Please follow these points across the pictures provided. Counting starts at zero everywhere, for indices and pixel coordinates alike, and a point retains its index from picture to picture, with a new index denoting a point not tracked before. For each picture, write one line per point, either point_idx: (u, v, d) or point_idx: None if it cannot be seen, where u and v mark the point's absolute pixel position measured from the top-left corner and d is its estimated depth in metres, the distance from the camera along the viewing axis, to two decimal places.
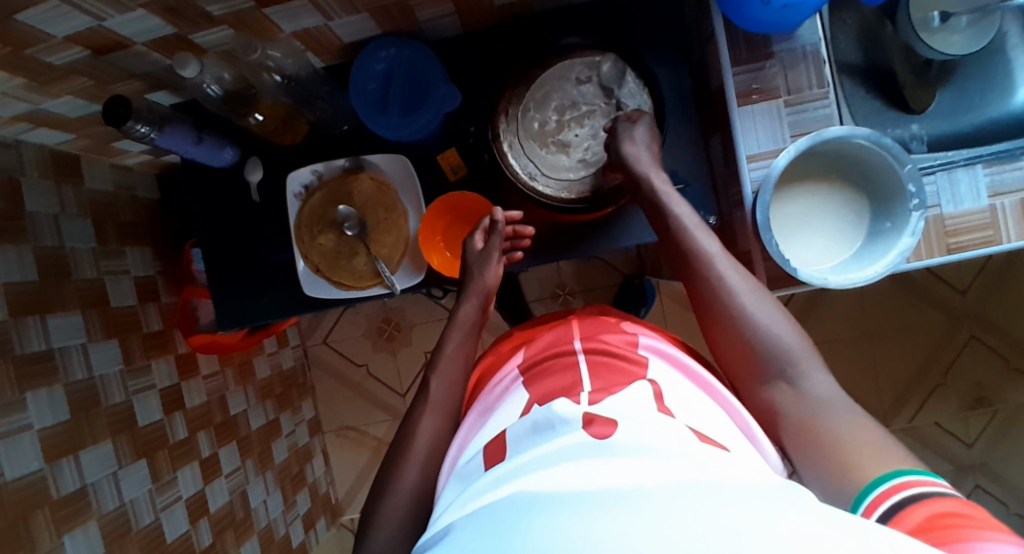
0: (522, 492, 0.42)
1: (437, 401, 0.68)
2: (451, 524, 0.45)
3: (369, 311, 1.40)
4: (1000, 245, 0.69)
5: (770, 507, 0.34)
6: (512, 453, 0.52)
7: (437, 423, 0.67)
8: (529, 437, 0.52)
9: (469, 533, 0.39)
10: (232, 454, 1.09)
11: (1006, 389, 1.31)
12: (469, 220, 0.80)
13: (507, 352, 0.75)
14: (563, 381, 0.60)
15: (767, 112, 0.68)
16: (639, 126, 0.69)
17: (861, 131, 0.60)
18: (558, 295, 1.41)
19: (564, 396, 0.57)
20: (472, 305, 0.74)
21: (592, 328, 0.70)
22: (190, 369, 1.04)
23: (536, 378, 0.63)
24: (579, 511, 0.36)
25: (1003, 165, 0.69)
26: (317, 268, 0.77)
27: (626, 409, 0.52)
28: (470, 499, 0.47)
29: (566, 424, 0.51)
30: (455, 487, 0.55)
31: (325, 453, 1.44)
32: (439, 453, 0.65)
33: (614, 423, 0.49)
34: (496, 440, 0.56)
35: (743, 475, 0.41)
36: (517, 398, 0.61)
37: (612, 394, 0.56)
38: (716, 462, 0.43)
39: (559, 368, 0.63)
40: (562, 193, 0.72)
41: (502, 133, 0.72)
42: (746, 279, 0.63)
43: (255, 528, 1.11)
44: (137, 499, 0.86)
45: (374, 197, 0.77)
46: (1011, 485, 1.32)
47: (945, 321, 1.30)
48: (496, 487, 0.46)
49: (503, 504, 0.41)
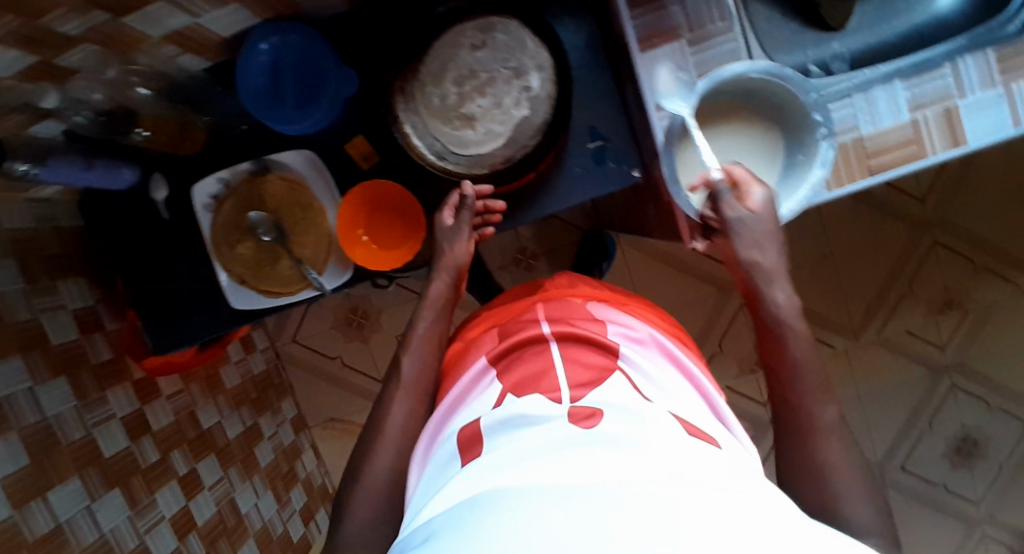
0: (506, 486, 0.39)
1: (408, 387, 0.68)
2: (434, 520, 0.41)
3: (334, 304, 1.41)
4: (926, 159, 0.67)
5: (730, 499, 0.34)
6: (490, 441, 0.49)
7: (406, 408, 0.67)
8: (500, 429, 0.50)
9: (461, 531, 0.35)
10: (213, 465, 1.09)
11: (974, 290, 1.31)
12: (393, 210, 0.75)
13: (477, 336, 0.72)
14: (531, 369, 0.58)
15: (672, 54, 0.67)
16: (754, 208, 0.62)
17: (755, 65, 0.59)
18: (520, 261, 1.40)
19: (540, 391, 0.53)
20: (441, 283, 0.73)
21: (564, 312, 0.68)
22: (151, 392, 1.03)
23: (504, 368, 0.61)
24: (576, 503, 0.34)
25: (921, 77, 0.67)
26: (242, 280, 0.74)
27: (611, 399, 0.51)
28: (453, 491, 0.43)
29: (545, 416, 0.48)
30: (434, 475, 0.53)
31: (315, 448, 1.45)
32: (404, 443, 0.65)
33: (595, 416, 0.47)
34: (468, 431, 0.53)
35: (713, 460, 0.42)
36: (492, 387, 0.59)
37: (593, 388, 0.53)
38: (687, 450, 0.42)
39: (529, 355, 0.60)
40: (474, 169, 0.71)
41: (402, 114, 0.69)
42: (835, 441, 0.56)
43: (252, 532, 1.13)
44: (118, 526, 0.87)
45: (287, 197, 0.74)
46: (987, 381, 1.34)
47: (907, 231, 1.29)
48: (462, 482, 0.43)
49: (466, 506, 0.39)
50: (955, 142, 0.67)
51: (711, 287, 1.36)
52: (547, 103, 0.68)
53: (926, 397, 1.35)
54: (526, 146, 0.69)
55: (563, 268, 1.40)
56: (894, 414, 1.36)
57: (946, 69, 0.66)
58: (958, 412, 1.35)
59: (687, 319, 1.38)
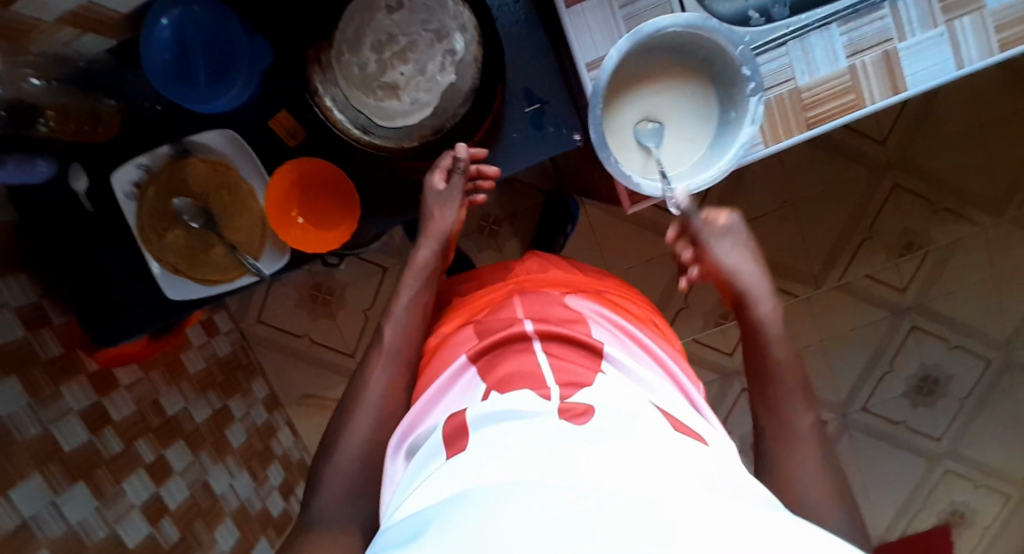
0: (500, 484, 0.37)
1: (390, 355, 0.67)
2: (426, 512, 0.38)
3: (297, 281, 1.39)
4: (863, 109, 0.66)
5: (714, 499, 0.34)
6: (476, 435, 0.47)
7: (388, 375, 0.66)
8: (487, 422, 0.48)
9: (457, 529, 0.34)
10: (181, 451, 1.09)
11: (933, 232, 1.32)
12: (325, 186, 0.72)
13: (450, 332, 0.69)
14: (515, 368, 0.55)
15: (599, 9, 0.64)
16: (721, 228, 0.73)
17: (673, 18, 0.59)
18: (484, 227, 1.38)
19: (529, 387, 0.51)
20: (428, 250, 0.73)
21: (546, 306, 0.65)
22: (108, 384, 1.01)
23: (486, 365, 0.58)
24: (574, 508, 0.33)
25: (861, 19, 0.64)
26: (175, 269, 0.73)
27: (602, 398, 0.49)
28: (442, 484, 0.41)
29: (534, 412, 0.47)
30: (421, 464, 0.51)
31: (291, 425, 1.46)
32: (385, 410, 0.64)
33: (587, 413, 0.45)
34: (455, 422, 0.51)
35: (698, 456, 0.41)
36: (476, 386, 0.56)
37: (583, 388, 0.51)
38: (677, 448, 0.41)
39: (514, 352, 0.58)
40: (403, 141, 0.69)
41: (322, 87, 0.67)
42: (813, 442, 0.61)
43: (228, 511, 1.15)
44: (86, 517, 0.86)
45: (212, 180, 0.72)
46: (946, 320, 1.37)
47: (867, 176, 1.29)
48: (445, 477, 0.42)
49: (451, 504, 0.37)
50: (893, 88, 0.65)
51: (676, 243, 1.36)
52: (472, 67, 0.67)
53: (887, 339, 1.38)
54: (454, 114, 0.69)
55: (527, 232, 1.39)
56: (855, 357, 1.39)
57: (885, 10, 0.64)
58: (920, 351, 1.38)
59: (653, 276, 1.38)
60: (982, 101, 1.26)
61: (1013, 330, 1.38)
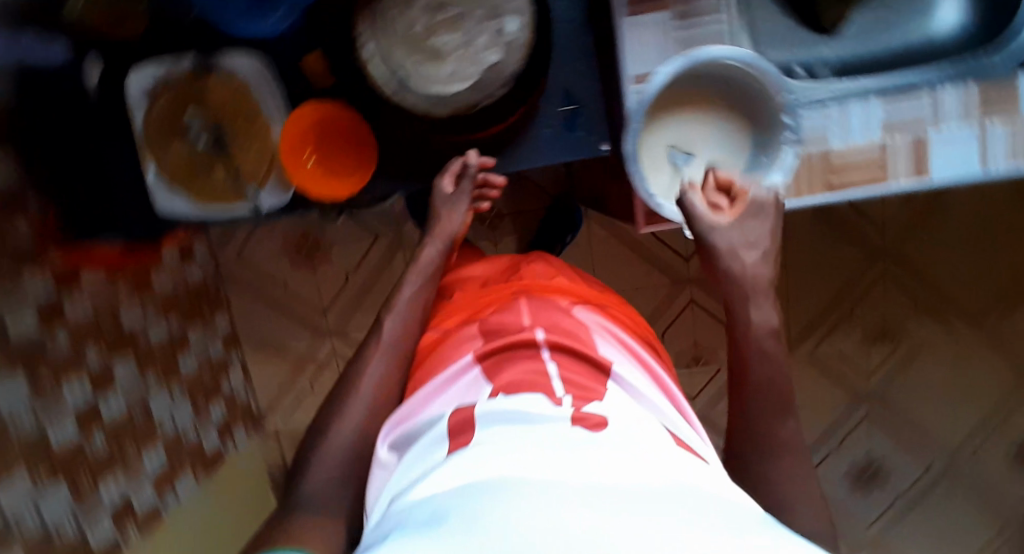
0: (513, 479, 0.38)
1: (385, 350, 0.70)
2: (439, 502, 0.39)
3: (286, 227, 1.36)
4: (885, 185, 0.66)
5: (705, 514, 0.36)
6: (478, 435, 0.47)
7: (381, 368, 0.68)
8: (499, 422, 0.48)
9: (470, 519, 0.35)
10: (129, 366, 1.06)
11: (909, 327, 1.35)
12: (342, 136, 0.70)
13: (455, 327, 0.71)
14: (519, 376, 0.55)
15: (655, 26, 0.64)
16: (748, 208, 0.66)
17: (726, 52, 0.61)
18: (484, 218, 1.37)
19: (543, 392, 0.52)
20: (434, 248, 0.82)
21: (553, 314, 0.67)
22: (71, 281, 0.96)
23: (491, 367, 0.59)
24: (588, 501, 0.35)
25: (901, 98, 0.66)
26: (170, 182, 0.70)
27: (609, 408, 0.50)
28: (451, 476, 0.42)
29: (542, 416, 0.47)
30: (421, 454, 0.52)
31: (245, 367, 1.43)
32: (376, 406, 0.65)
33: (603, 425, 0.46)
34: (461, 415, 0.52)
35: (702, 473, 0.43)
36: (478, 387, 0.56)
37: (592, 402, 0.51)
38: (677, 462, 0.44)
39: (521, 358, 0.59)
40: (435, 109, 0.65)
41: (363, 35, 0.63)
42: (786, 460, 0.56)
43: (163, 436, 1.11)
44: (17, 409, 0.83)
45: (230, 102, 0.70)
46: (902, 413, 1.40)
47: (861, 258, 1.32)
48: (462, 461, 0.43)
49: (473, 492, 0.38)
50: (920, 170, 0.66)
51: (666, 277, 1.37)
52: (519, 50, 0.63)
53: (842, 418, 1.40)
54: (492, 95, 0.64)
55: (525, 232, 1.38)
56: (808, 428, 1.41)
57: (925, 95, 0.66)
58: (870, 437, 1.41)
59: (637, 304, 1.39)
60: (990, 215, 1.29)
61: (962, 440, 1.41)
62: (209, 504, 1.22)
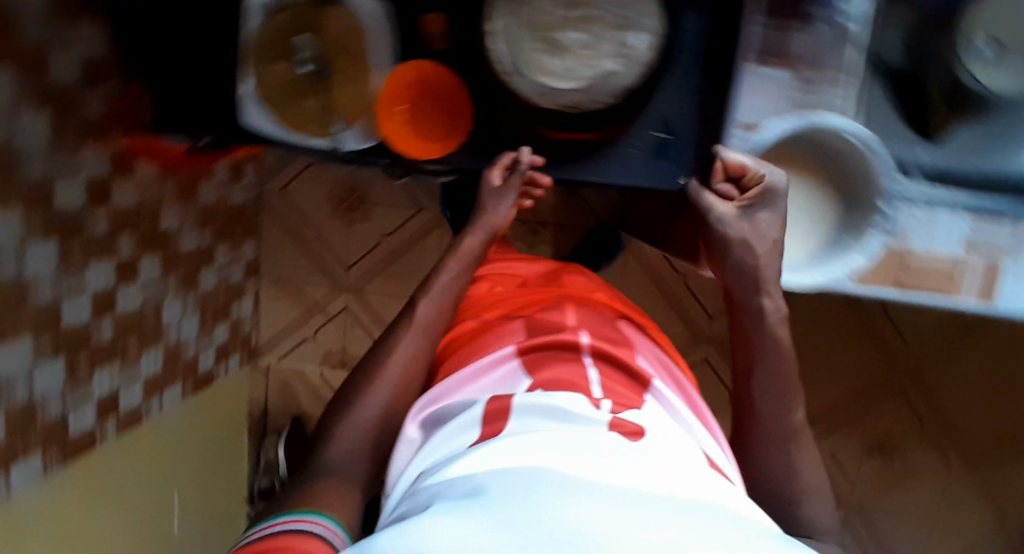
0: (544, 469, 0.41)
1: (419, 326, 0.72)
2: (473, 485, 0.41)
3: (336, 177, 1.36)
4: (951, 298, 0.69)
5: (736, 534, 0.37)
6: (514, 428, 0.49)
7: (414, 345, 0.70)
8: (538, 417, 0.50)
9: (507, 503, 0.37)
10: (154, 266, 1.06)
11: (907, 445, 1.35)
12: (439, 100, 0.71)
13: (494, 319, 0.73)
14: (557, 375, 0.57)
15: (777, 80, 0.69)
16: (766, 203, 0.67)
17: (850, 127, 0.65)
18: (527, 221, 1.38)
19: (579, 393, 0.54)
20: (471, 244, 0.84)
21: (598, 325, 0.69)
22: (126, 167, 0.96)
23: (532, 362, 0.61)
24: (614, 501, 0.37)
25: (985, 220, 0.69)
26: (265, 100, 0.70)
27: (645, 420, 0.52)
28: (482, 458, 0.45)
29: (580, 417, 0.49)
30: (454, 434, 0.53)
31: (256, 297, 1.43)
32: (403, 383, 0.67)
33: (639, 434, 0.49)
34: (498, 403, 0.54)
35: (730, 493, 0.45)
36: (516, 381, 0.58)
37: (630, 408, 0.54)
38: (697, 475, 0.46)
39: (562, 360, 0.61)
40: (538, 101, 0.64)
41: (494, 9, 0.61)
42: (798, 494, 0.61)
43: (163, 342, 1.11)
44: (41, 276, 0.83)
45: (343, 39, 0.70)
46: (877, 528, 1.38)
47: (879, 365, 1.32)
48: (502, 447, 0.45)
49: (509, 476, 0.40)
50: (986, 294, 0.69)
51: (684, 328, 1.37)
52: (637, 68, 0.63)
53: None
54: (598, 103, 0.64)
55: (562, 246, 1.39)
56: None
57: (1007, 224, 0.69)
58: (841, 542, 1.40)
59: None
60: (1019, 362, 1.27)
61: None
62: (188, 420, 1.21)
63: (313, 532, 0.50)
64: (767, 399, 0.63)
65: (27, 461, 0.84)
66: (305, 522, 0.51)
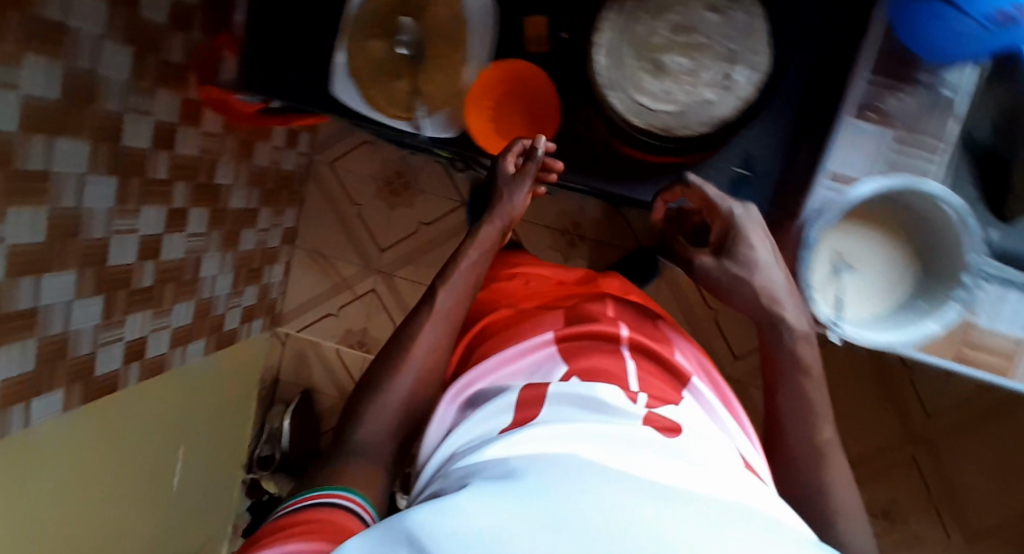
0: (572, 458, 0.41)
1: (440, 315, 0.65)
2: (507, 467, 0.41)
3: (386, 158, 1.36)
4: (1006, 380, 0.68)
5: (770, 534, 0.36)
6: (550, 417, 0.49)
7: (436, 332, 0.65)
8: (573, 408, 0.51)
9: (541, 484, 0.37)
10: (202, 218, 1.06)
11: (912, 517, 1.33)
12: (526, 101, 0.71)
13: (530, 309, 0.72)
14: (597, 364, 0.58)
15: (874, 137, 0.65)
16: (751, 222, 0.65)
17: (945, 194, 0.62)
18: (567, 232, 1.38)
19: (618, 386, 0.54)
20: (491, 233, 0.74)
21: (638, 322, 0.70)
22: (193, 117, 0.97)
23: (572, 351, 0.61)
24: (647, 493, 0.37)
25: None
26: (355, 75, 0.71)
27: (682, 419, 0.53)
28: (516, 444, 0.45)
29: (615, 411, 0.50)
30: (487, 418, 0.54)
31: (288, 265, 1.44)
32: (429, 368, 0.63)
33: (675, 431, 0.49)
34: (532, 392, 0.54)
35: (763, 494, 0.45)
36: (553, 369, 0.58)
37: (667, 405, 0.54)
38: (729, 474, 0.45)
39: (601, 351, 0.61)
40: (630, 116, 0.63)
41: (603, 23, 0.62)
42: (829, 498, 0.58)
43: (196, 295, 1.12)
44: (96, 210, 0.83)
45: (442, 26, 0.70)
46: None
47: (895, 432, 1.30)
48: (540, 432, 0.45)
49: (546, 463, 0.41)
50: None
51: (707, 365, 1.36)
52: (735, 102, 0.63)
53: None
54: (691, 128, 0.63)
55: (598, 263, 1.38)
56: None
57: None
58: None
59: None
60: None
61: None
62: (206, 375, 1.22)
63: (346, 511, 0.49)
64: (790, 415, 0.61)
65: (50, 394, 0.84)
66: (337, 499, 0.50)
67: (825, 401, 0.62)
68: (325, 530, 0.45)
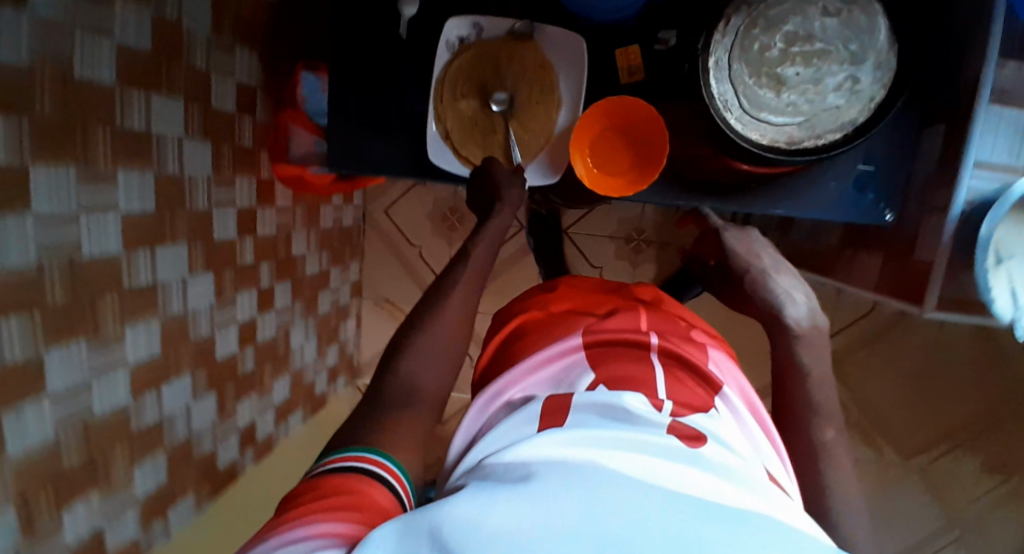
0: (590, 463, 0.41)
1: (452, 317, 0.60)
2: (527, 468, 0.41)
3: (439, 195, 1.34)
4: None
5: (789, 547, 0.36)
6: (572, 423, 0.46)
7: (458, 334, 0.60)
8: (597, 414, 0.47)
9: (548, 489, 0.38)
10: (286, 291, 1.06)
11: None
12: (628, 135, 0.70)
13: (558, 314, 0.66)
14: (624, 369, 0.53)
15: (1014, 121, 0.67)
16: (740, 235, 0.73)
17: None
18: (632, 239, 1.36)
19: (643, 393, 0.50)
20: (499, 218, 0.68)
21: (667, 323, 0.62)
22: (268, 196, 0.97)
23: (597, 357, 0.55)
24: (661, 504, 0.37)
25: None
26: (446, 134, 0.71)
27: (713, 429, 0.48)
28: (537, 443, 0.43)
29: (645, 421, 0.46)
30: (510, 429, 0.49)
31: (359, 318, 1.44)
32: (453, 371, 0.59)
33: (698, 440, 0.45)
34: (556, 400, 0.50)
35: (785, 504, 0.42)
36: (579, 375, 0.53)
37: (697, 413, 0.49)
38: (745, 473, 0.44)
39: (627, 357, 0.55)
40: (753, 134, 0.62)
41: (714, 45, 0.61)
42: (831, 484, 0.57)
43: (290, 369, 1.12)
44: (200, 309, 0.83)
45: (532, 74, 0.70)
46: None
47: (994, 385, 1.26)
48: (564, 434, 0.44)
49: (563, 467, 0.40)
50: None
51: None
52: (863, 104, 0.62)
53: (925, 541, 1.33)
54: (818, 137, 0.62)
55: (668, 264, 1.36)
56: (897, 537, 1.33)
57: None
58: None
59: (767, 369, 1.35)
60: None
61: None
62: (306, 442, 1.22)
63: (379, 483, 0.45)
64: (798, 398, 0.61)
65: (183, 499, 0.84)
66: (369, 467, 0.46)
67: (831, 396, 0.61)
68: (362, 505, 0.42)
